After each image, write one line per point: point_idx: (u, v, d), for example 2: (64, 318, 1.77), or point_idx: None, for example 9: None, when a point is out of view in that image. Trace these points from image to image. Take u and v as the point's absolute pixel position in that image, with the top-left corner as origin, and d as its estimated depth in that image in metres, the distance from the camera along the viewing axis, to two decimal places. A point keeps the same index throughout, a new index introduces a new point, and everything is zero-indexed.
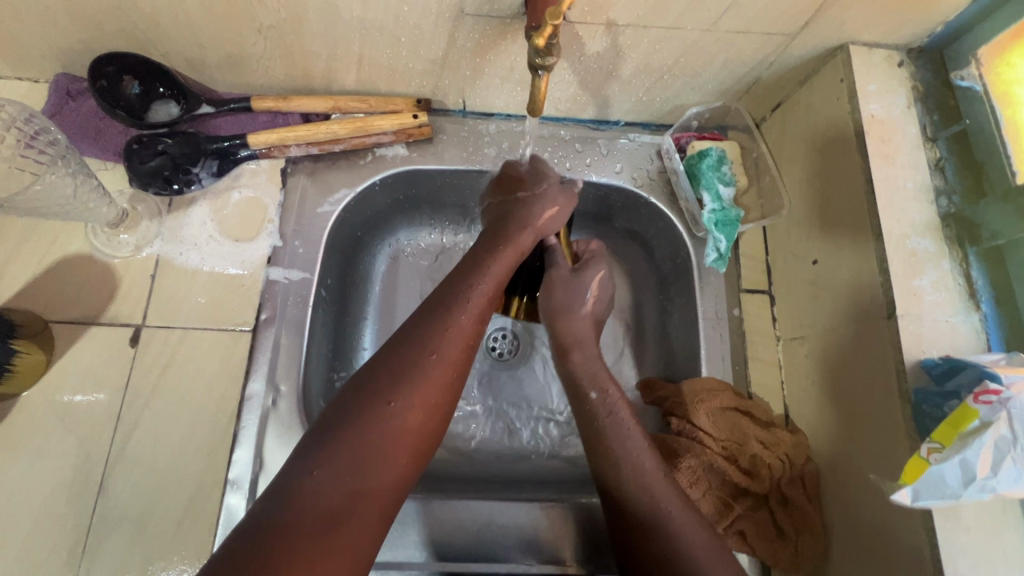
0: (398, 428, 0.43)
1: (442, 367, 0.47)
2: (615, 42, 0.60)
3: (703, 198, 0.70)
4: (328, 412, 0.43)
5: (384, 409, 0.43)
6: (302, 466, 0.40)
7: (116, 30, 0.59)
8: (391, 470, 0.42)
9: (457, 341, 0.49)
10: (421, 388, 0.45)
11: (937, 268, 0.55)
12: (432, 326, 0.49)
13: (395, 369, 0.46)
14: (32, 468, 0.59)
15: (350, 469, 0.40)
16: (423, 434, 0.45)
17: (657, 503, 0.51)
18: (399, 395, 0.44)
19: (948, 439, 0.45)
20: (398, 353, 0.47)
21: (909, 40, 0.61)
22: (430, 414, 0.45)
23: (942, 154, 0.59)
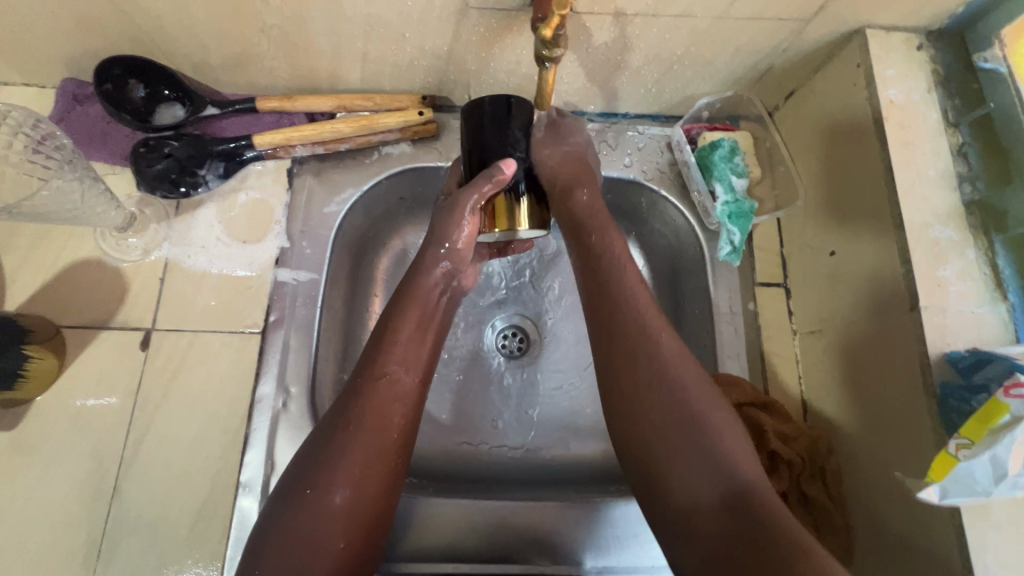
0: (330, 511, 0.46)
1: (372, 436, 0.49)
2: (623, 33, 0.58)
3: (715, 190, 0.68)
4: (273, 499, 0.47)
5: (314, 494, 0.46)
6: (257, 552, 0.44)
7: (121, 33, 0.59)
8: (332, 548, 0.45)
9: (393, 408, 0.52)
10: (344, 470, 0.47)
11: (962, 258, 0.53)
12: (358, 400, 0.51)
13: (325, 453, 0.48)
14: (47, 471, 0.59)
15: (296, 551, 0.44)
16: (358, 511, 0.47)
17: (659, 350, 0.52)
18: (326, 482, 0.47)
19: (977, 435, 0.44)
20: (322, 436, 0.49)
21: (930, 22, 0.59)
22: (362, 486, 0.48)
23: (964, 140, 0.57)
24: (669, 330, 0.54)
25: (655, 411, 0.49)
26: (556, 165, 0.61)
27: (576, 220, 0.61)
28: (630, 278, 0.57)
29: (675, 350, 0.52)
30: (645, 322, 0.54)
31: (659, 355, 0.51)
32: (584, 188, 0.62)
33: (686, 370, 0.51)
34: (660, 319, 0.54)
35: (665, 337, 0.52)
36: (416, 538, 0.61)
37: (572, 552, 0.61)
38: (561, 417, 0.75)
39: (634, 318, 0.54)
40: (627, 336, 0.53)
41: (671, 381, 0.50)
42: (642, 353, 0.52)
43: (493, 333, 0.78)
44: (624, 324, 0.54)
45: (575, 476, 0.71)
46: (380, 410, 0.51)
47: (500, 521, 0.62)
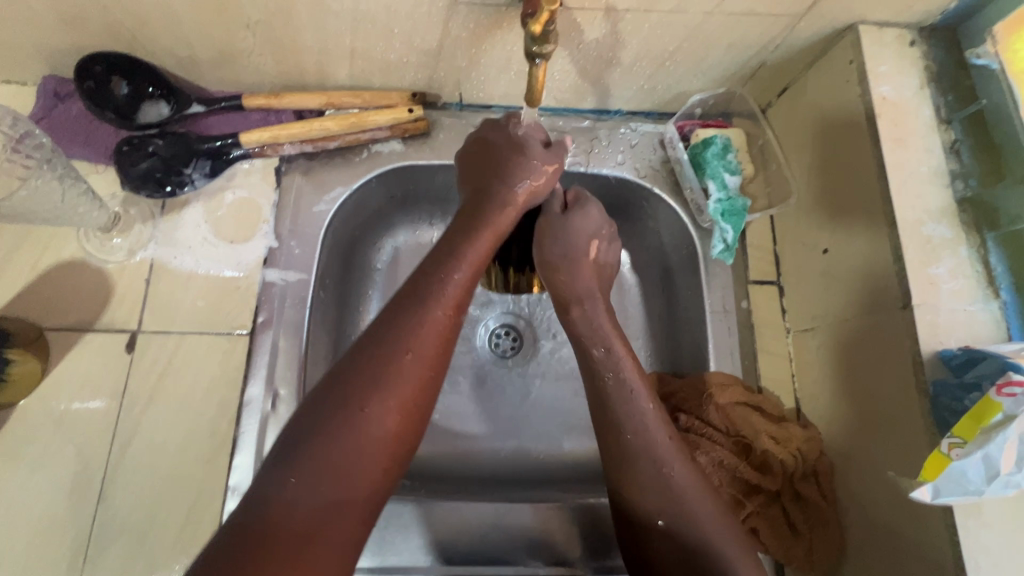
0: (378, 435, 0.41)
1: (419, 362, 0.44)
2: (615, 29, 0.57)
3: (708, 187, 0.68)
4: (302, 408, 0.41)
5: (358, 415, 0.41)
6: (285, 464, 0.39)
7: (102, 29, 0.58)
8: (372, 474, 0.41)
9: (434, 335, 0.45)
10: (395, 393, 0.42)
11: (954, 256, 0.53)
12: (411, 322, 0.45)
13: (372, 373, 0.42)
14: (32, 476, 0.58)
15: (329, 474, 0.39)
16: (400, 439, 0.42)
17: (668, 481, 0.51)
18: (373, 402, 0.41)
19: (969, 434, 0.44)
20: (364, 356, 0.43)
21: (922, 18, 0.59)
22: (407, 417, 0.43)
23: (956, 137, 0.57)
24: (682, 455, 0.53)
25: (660, 523, 0.50)
26: (575, 251, 0.60)
27: (573, 336, 0.59)
28: (629, 369, 0.56)
29: (687, 479, 0.51)
30: (659, 462, 0.52)
31: (660, 465, 0.51)
32: (585, 307, 0.60)
33: (701, 509, 0.50)
34: (674, 452, 0.53)
35: (679, 468, 0.51)
36: (408, 542, 0.60)
37: (564, 552, 0.61)
38: (555, 417, 0.75)
39: (649, 458, 0.52)
40: (630, 416, 0.54)
41: (672, 495, 0.50)
42: (638, 448, 0.52)
43: (485, 333, 0.77)
44: (634, 454, 0.52)
45: (568, 475, 0.71)
46: (427, 330, 0.45)
47: (492, 523, 0.61)
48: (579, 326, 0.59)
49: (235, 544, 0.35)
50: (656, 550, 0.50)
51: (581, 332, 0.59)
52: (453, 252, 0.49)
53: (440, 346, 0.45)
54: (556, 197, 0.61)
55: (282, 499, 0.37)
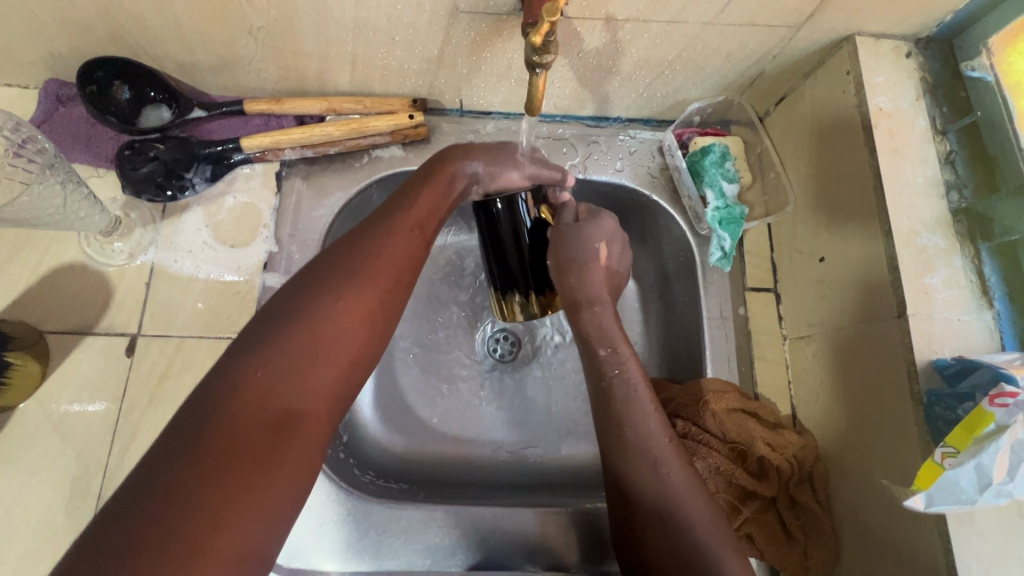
0: (340, 318, 0.40)
1: (388, 263, 0.44)
2: (614, 38, 0.58)
3: (706, 195, 0.68)
4: (265, 308, 0.40)
5: (318, 301, 0.40)
6: (245, 355, 0.37)
7: (105, 34, 0.58)
8: (328, 375, 0.39)
9: (402, 247, 0.46)
10: (358, 286, 0.42)
11: (949, 266, 0.53)
12: (377, 231, 0.46)
13: (334, 268, 0.42)
14: (30, 479, 0.58)
15: (292, 369, 0.37)
16: (357, 350, 0.41)
17: (664, 482, 0.52)
18: (331, 294, 0.40)
19: (962, 443, 0.44)
20: (335, 257, 0.43)
21: (918, 30, 0.60)
22: (369, 323, 0.41)
23: (952, 148, 0.57)
24: (680, 455, 0.54)
25: (654, 521, 0.51)
26: (589, 255, 0.58)
27: (581, 335, 0.60)
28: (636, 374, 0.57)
29: (684, 480, 0.52)
30: (658, 462, 0.52)
31: (660, 471, 0.52)
32: (592, 310, 0.59)
33: (697, 511, 0.50)
34: (673, 453, 0.53)
35: (676, 469, 0.52)
36: (406, 545, 0.60)
37: (560, 556, 0.61)
38: (553, 422, 0.75)
39: (648, 458, 0.53)
40: (629, 418, 0.55)
41: (669, 496, 0.51)
42: (638, 450, 0.53)
43: (484, 337, 0.78)
44: (633, 456, 0.53)
45: (565, 480, 0.72)
46: (392, 235, 0.46)
47: (490, 528, 0.62)
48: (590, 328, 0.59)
49: (190, 428, 0.33)
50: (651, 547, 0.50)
51: (588, 332, 0.59)
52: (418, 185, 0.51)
53: (409, 253, 0.46)
54: (569, 207, 0.60)
55: (246, 387, 0.36)
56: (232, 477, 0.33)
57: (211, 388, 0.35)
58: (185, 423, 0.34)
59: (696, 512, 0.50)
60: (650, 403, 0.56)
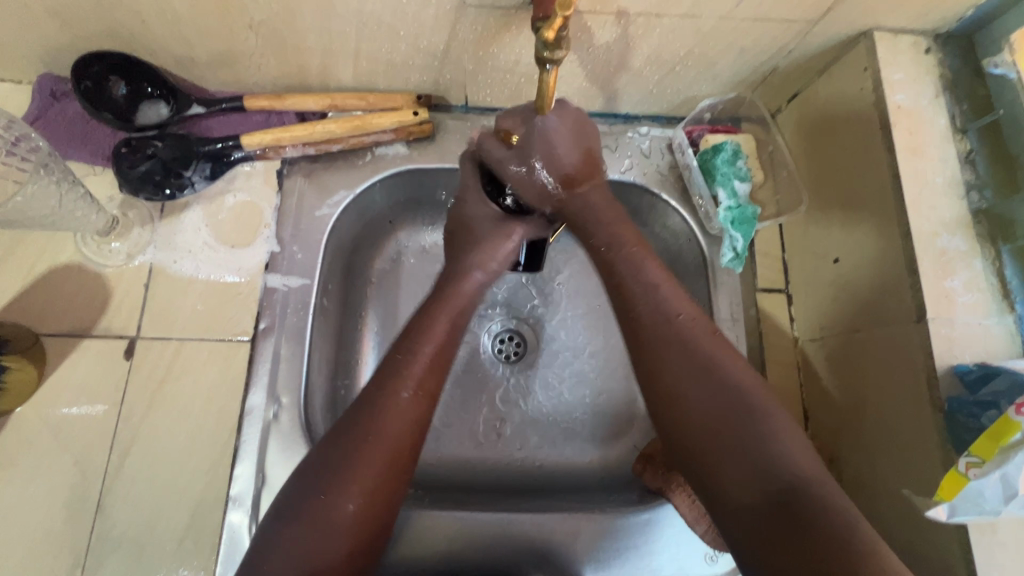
0: (343, 519, 0.43)
1: (383, 444, 0.46)
2: (625, 33, 0.56)
3: (718, 195, 0.67)
4: (276, 510, 0.44)
5: (325, 505, 0.43)
6: (263, 554, 0.41)
7: (100, 28, 0.56)
8: (342, 552, 0.43)
9: (401, 416, 0.48)
10: (361, 476, 0.45)
11: (969, 268, 0.52)
12: (373, 413, 0.47)
13: (337, 461, 0.45)
14: (27, 486, 0.57)
15: (303, 560, 0.41)
16: (368, 521, 0.45)
17: (707, 359, 0.47)
18: (338, 491, 0.44)
19: (987, 453, 0.43)
20: (339, 444, 0.46)
21: (938, 24, 0.58)
22: (374, 496, 0.45)
23: (972, 146, 0.56)
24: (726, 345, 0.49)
25: (692, 394, 0.46)
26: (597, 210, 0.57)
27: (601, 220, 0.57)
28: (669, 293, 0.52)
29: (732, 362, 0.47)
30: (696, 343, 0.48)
31: (715, 372, 0.46)
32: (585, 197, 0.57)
33: (742, 382, 0.46)
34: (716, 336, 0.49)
35: (714, 346, 0.48)
36: (411, 550, 0.59)
37: (571, 563, 0.60)
38: (561, 424, 0.74)
39: (681, 333, 0.49)
40: (674, 340, 0.48)
41: (729, 394, 0.45)
42: (695, 370, 0.46)
43: (489, 338, 0.77)
44: (669, 339, 0.49)
45: (571, 484, 0.71)
46: (391, 402, 0.48)
47: (500, 533, 0.61)
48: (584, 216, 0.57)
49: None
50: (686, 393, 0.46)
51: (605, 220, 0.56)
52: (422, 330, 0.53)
53: (411, 432, 0.48)
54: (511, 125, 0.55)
55: None
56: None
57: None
58: None
59: (742, 384, 0.46)
60: (667, 285, 0.52)
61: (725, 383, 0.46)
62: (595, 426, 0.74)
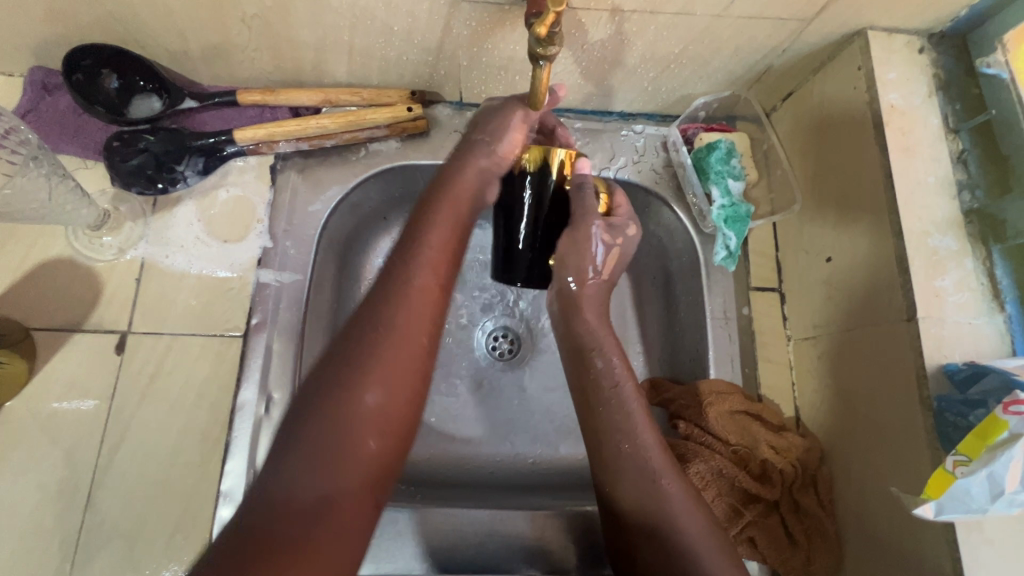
0: (364, 410, 0.39)
1: (403, 343, 0.42)
2: (620, 30, 0.56)
3: (711, 193, 0.67)
4: (283, 421, 0.39)
5: (345, 398, 0.39)
6: (274, 466, 0.37)
7: (92, 20, 0.56)
8: (362, 473, 0.38)
9: (418, 325, 0.43)
10: (382, 367, 0.40)
11: (960, 268, 0.52)
12: (384, 308, 0.43)
13: (354, 354, 0.41)
14: (18, 479, 0.56)
15: (322, 458, 0.37)
16: (393, 416, 0.40)
17: (662, 494, 0.51)
18: (358, 380, 0.39)
19: (975, 452, 0.43)
20: (350, 339, 0.41)
21: (932, 24, 0.58)
22: (398, 391, 0.41)
23: (964, 147, 0.56)
24: (674, 466, 0.53)
25: (652, 530, 0.50)
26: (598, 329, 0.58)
27: (579, 341, 0.58)
28: (633, 408, 0.55)
29: (680, 496, 0.51)
30: (655, 473, 0.52)
31: (670, 510, 0.50)
32: (585, 316, 0.59)
33: (693, 528, 0.49)
34: (666, 460, 0.53)
35: (669, 478, 0.51)
36: (401, 547, 0.59)
37: (561, 560, 0.60)
38: (552, 422, 0.74)
39: (642, 468, 0.52)
40: (633, 464, 0.52)
41: (679, 535, 0.49)
42: (652, 511, 0.50)
43: (483, 336, 0.76)
44: (631, 471, 0.52)
45: (563, 481, 0.71)
46: (401, 300, 0.43)
47: (490, 530, 0.61)
48: (581, 333, 0.58)
49: (246, 542, 0.34)
50: (642, 535, 0.50)
51: (585, 339, 0.58)
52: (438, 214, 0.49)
53: (427, 336, 0.43)
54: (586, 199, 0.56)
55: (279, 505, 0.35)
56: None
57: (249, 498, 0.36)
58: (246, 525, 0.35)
59: (696, 532, 0.49)
60: (636, 406, 0.55)
61: (677, 528, 0.49)
62: None
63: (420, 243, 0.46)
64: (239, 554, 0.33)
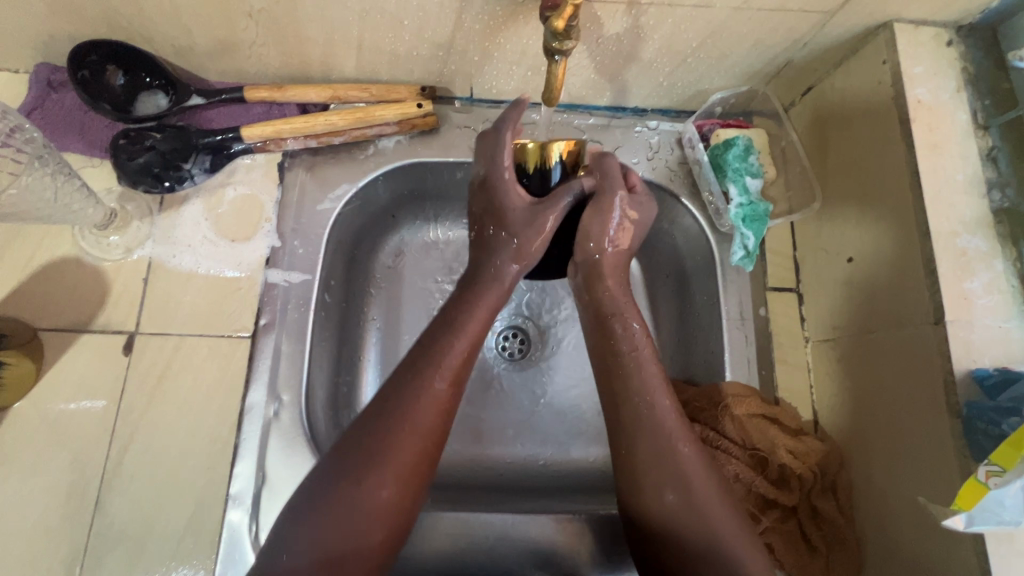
0: (375, 505, 0.44)
1: (417, 438, 0.46)
2: (637, 23, 0.54)
3: (729, 191, 0.65)
4: (304, 491, 0.45)
5: (359, 491, 0.44)
6: (287, 536, 0.43)
7: (97, 15, 0.55)
8: (371, 532, 0.44)
9: (431, 409, 0.48)
10: (393, 468, 0.45)
11: (990, 269, 0.50)
12: (405, 400, 0.47)
13: (370, 445, 0.45)
14: (26, 481, 0.56)
15: (332, 531, 0.43)
16: (397, 508, 0.45)
17: (676, 462, 0.49)
18: (373, 477, 0.44)
19: (1008, 462, 0.42)
20: (371, 428, 0.46)
21: (961, 16, 0.56)
22: (406, 486, 0.46)
23: (994, 143, 0.54)
24: (688, 431, 0.51)
25: (668, 497, 0.48)
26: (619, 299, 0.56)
27: (599, 309, 0.56)
28: (649, 371, 0.53)
29: (696, 467, 0.49)
30: (669, 440, 0.50)
31: (686, 478, 0.48)
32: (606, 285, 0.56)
33: (709, 503, 0.48)
34: (682, 428, 0.51)
35: (686, 446, 0.50)
36: (411, 551, 0.58)
37: (574, 565, 0.59)
38: (564, 423, 0.73)
39: (656, 434, 0.50)
40: (647, 428, 0.51)
41: (692, 506, 0.47)
42: (664, 478, 0.49)
43: (493, 336, 0.75)
44: (644, 437, 0.50)
45: (575, 483, 0.70)
46: (422, 388, 0.48)
47: (502, 535, 0.60)
48: (604, 305, 0.56)
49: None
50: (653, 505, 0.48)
51: (607, 306, 0.56)
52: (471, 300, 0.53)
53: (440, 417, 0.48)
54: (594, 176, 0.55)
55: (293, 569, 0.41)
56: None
57: (268, 560, 0.43)
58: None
59: (715, 514, 0.47)
60: (652, 369, 0.53)
61: (692, 500, 0.48)
62: (603, 424, 0.73)
63: (447, 322, 0.51)
64: None
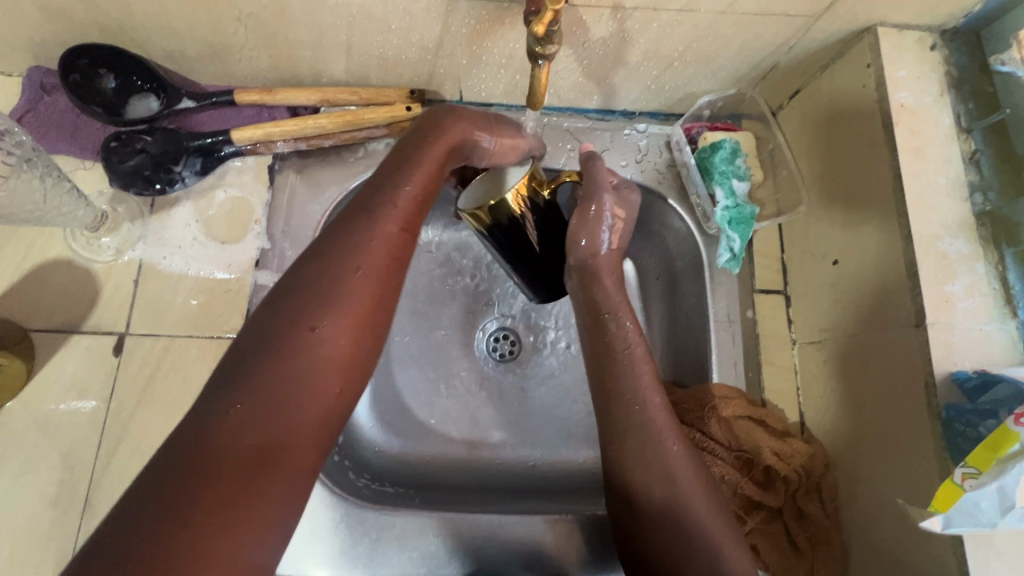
0: (321, 357, 0.38)
1: (368, 280, 0.40)
2: (622, 27, 0.55)
3: (715, 194, 0.66)
4: (233, 349, 0.38)
5: (298, 337, 0.37)
6: (209, 407, 0.35)
7: (88, 20, 0.55)
8: (322, 400, 0.37)
9: (381, 252, 0.41)
10: (343, 317, 0.39)
11: (971, 272, 0.51)
12: (347, 245, 0.41)
13: (312, 297, 0.39)
14: (16, 480, 0.56)
15: (272, 396, 0.36)
16: (348, 360, 0.39)
17: (663, 455, 0.50)
18: (316, 322, 0.38)
19: (985, 464, 0.42)
20: (307, 278, 0.39)
21: (944, 20, 0.56)
22: (354, 335, 0.39)
23: (977, 146, 0.55)
24: (676, 426, 0.52)
25: (655, 490, 0.49)
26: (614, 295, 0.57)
27: (595, 305, 0.57)
28: (642, 372, 0.54)
29: (683, 459, 0.50)
30: (657, 433, 0.51)
31: (672, 472, 0.49)
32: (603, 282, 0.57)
33: (696, 497, 0.49)
34: (670, 422, 0.52)
35: (672, 439, 0.51)
36: (398, 551, 0.58)
37: (560, 565, 0.60)
38: (553, 424, 0.73)
39: (644, 428, 0.51)
40: (637, 425, 0.51)
41: (677, 500, 0.48)
42: (654, 474, 0.49)
43: (484, 337, 0.76)
44: (636, 433, 0.51)
45: (564, 484, 0.70)
46: (368, 236, 0.42)
47: (489, 535, 0.60)
48: (597, 300, 0.56)
49: (172, 473, 0.32)
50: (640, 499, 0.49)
51: (602, 304, 0.56)
52: (411, 159, 0.46)
53: (392, 263, 0.42)
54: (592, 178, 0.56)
55: (223, 437, 0.34)
56: (218, 505, 0.32)
57: (182, 434, 0.34)
58: (185, 450, 0.33)
59: (702, 508, 0.48)
60: (643, 364, 0.54)
61: (678, 494, 0.48)
62: (591, 425, 0.73)
63: (385, 182, 0.45)
64: (168, 481, 0.32)
